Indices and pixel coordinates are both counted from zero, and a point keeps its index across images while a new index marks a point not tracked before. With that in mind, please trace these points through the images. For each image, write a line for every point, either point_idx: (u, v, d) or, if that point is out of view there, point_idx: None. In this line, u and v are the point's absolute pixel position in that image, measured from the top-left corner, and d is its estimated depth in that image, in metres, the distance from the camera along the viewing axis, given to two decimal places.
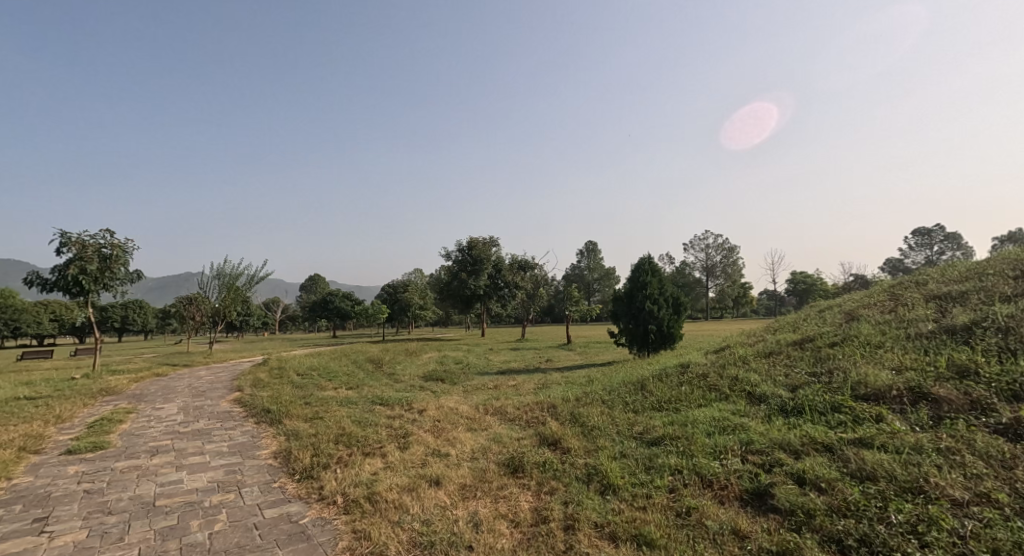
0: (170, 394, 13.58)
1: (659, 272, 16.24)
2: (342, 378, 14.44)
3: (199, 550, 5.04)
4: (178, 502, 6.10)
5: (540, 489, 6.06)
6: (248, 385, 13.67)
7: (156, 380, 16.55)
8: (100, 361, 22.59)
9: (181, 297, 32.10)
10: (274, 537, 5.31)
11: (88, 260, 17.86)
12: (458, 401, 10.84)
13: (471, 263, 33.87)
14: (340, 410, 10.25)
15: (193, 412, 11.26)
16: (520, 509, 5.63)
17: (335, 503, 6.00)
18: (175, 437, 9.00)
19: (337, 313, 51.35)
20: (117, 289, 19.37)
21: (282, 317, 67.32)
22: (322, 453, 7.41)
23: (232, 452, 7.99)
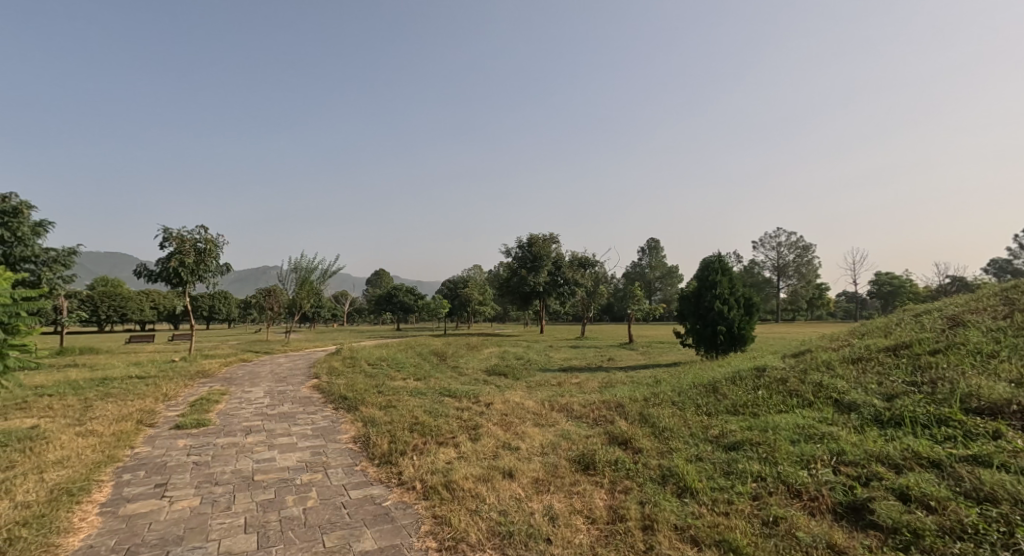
0: (255, 379, 14.55)
1: (730, 271, 15.57)
2: (410, 369, 14.92)
3: (295, 524, 5.37)
4: (274, 478, 6.53)
5: (614, 488, 6.01)
6: (325, 373, 14.41)
7: (242, 366, 17.70)
8: (189, 347, 24.44)
9: (263, 290, 34.19)
10: (361, 516, 5.57)
11: (185, 253, 19.42)
12: (523, 396, 10.93)
13: (532, 259, 33.90)
14: (411, 399, 10.60)
15: (278, 396, 12.02)
16: (596, 506, 5.61)
17: (414, 489, 6.21)
18: (265, 419, 9.65)
19: (402, 307, 52.78)
20: (209, 281, 20.92)
21: (349, 310, 70.28)
22: (398, 440, 7.69)
23: (316, 435, 8.45)
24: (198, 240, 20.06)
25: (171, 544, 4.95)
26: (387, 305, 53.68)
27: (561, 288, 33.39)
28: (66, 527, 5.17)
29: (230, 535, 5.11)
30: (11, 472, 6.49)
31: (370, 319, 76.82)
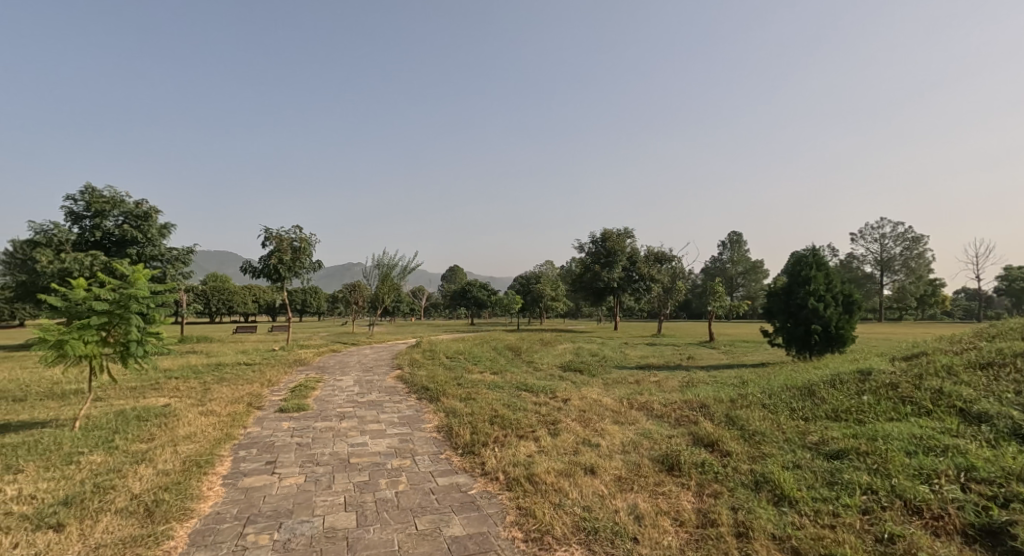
0: (345, 368, 15.44)
1: (825, 266, 14.59)
2: (486, 363, 15.24)
3: (389, 506, 5.65)
4: (367, 462, 6.91)
5: (702, 491, 5.86)
6: (407, 364, 15.04)
7: (331, 355, 18.78)
8: (284, 338, 26.25)
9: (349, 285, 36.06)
10: (449, 503, 5.77)
11: (283, 251, 20.88)
12: (601, 393, 10.85)
13: (605, 254, 33.35)
14: (489, 392, 10.83)
15: (366, 384, 12.68)
16: (683, 508, 5.49)
17: (498, 479, 6.34)
18: (356, 405, 10.22)
19: (475, 301, 53.65)
20: (303, 276, 22.33)
21: (427, 304, 72.74)
22: (480, 431, 7.87)
23: (402, 423, 8.84)
24: (294, 239, 21.48)
25: (283, 516, 5.38)
26: (461, 300, 54.81)
27: (635, 283, 32.64)
28: (198, 494, 5.77)
29: (332, 511, 5.48)
30: (149, 443, 7.32)
31: (445, 314, 78.66)
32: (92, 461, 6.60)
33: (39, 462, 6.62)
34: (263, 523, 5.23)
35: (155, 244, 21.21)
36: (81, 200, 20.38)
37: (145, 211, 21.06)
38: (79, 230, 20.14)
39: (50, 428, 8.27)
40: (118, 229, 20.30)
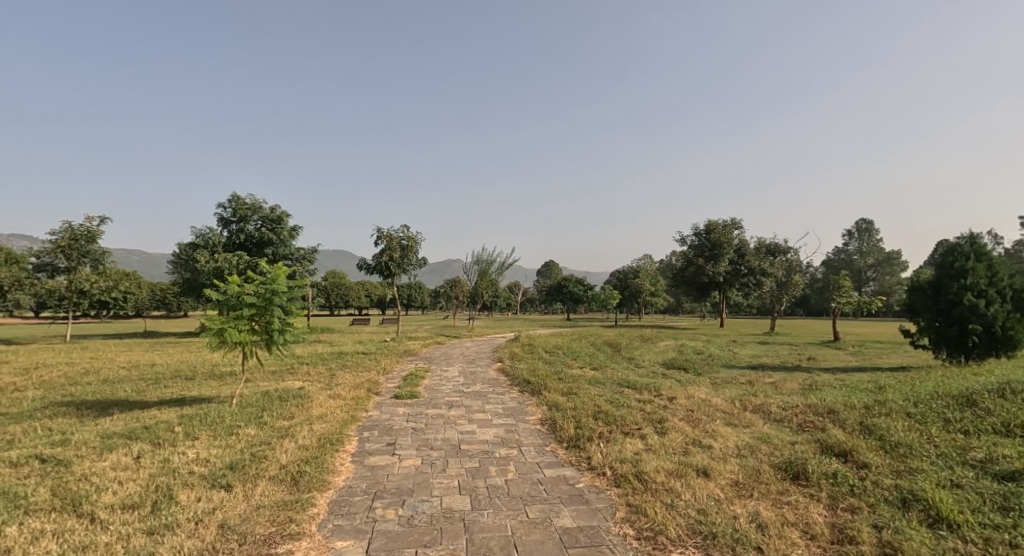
0: (450, 359, 16.06)
1: (988, 257, 12.81)
2: (586, 358, 15.17)
3: (500, 493, 5.80)
4: (476, 449, 7.14)
5: (835, 504, 5.43)
6: (507, 357, 15.34)
7: (437, 347, 19.55)
8: (392, 331, 27.69)
9: (449, 281, 37.31)
10: (557, 495, 5.82)
11: (392, 250, 22.02)
12: (710, 393, 10.39)
13: (710, 247, 31.88)
14: (591, 388, 10.75)
15: (469, 376, 13.11)
16: (813, 521, 5.12)
17: (605, 475, 6.28)
18: (462, 395, 10.60)
19: (572, 297, 53.23)
20: (411, 272, 23.45)
21: (524, 299, 73.72)
22: (584, 426, 7.84)
23: (507, 414, 9.02)
24: (402, 237, 22.57)
25: (405, 494, 5.71)
26: (558, 296, 54.73)
27: (744, 278, 30.73)
28: (332, 469, 6.30)
29: (448, 494, 5.74)
30: (290, 421, 8.09)
31: (542, 310, 78.96)
32: (247, 434, 7.43)
33: (207, 431, 7.59)
34: (389, 499, 5.60)
35: (286, 244, 23.38)
36: (229, 208, 22.99)
37: (279, 216, 23.30)
38: (227, 234, 22.75)
39: (212, 404, 9.40)
40: (257, 232, 22.61)
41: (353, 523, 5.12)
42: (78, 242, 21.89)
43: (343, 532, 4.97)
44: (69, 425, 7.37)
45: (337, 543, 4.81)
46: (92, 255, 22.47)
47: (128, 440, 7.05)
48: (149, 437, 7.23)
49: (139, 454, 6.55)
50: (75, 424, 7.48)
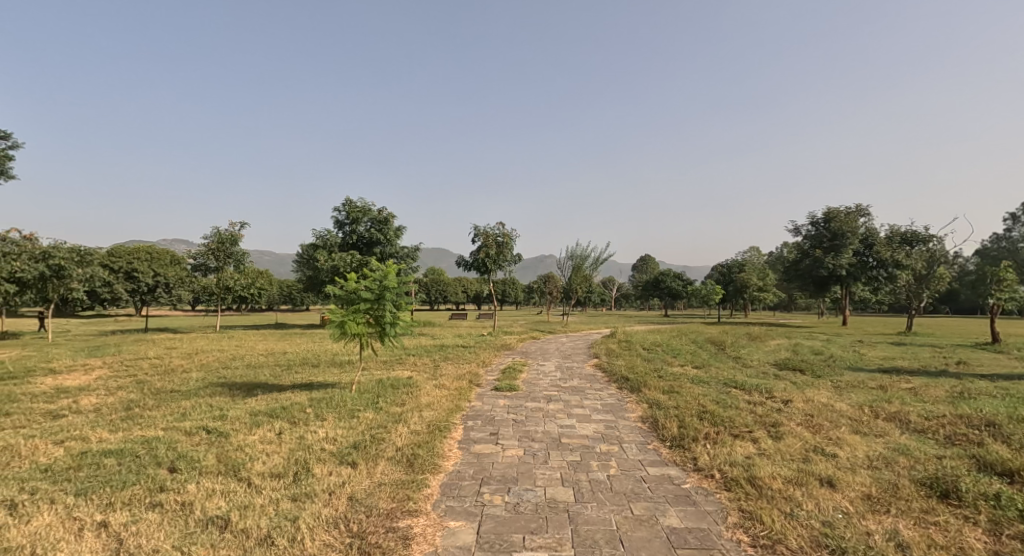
0: (547, 354, 16.32)
1: None
2: (687, 356, 14.81)
3: (603, 487, 5.94)
4: (576, 443, 7.30)
5: (997, 531, 5.02)
6: (604, 353, 15.34)
7: (534, 342, 19.86)
8: (488, 325, 28.45)
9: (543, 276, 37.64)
10: (662, 494, 5.84)
11: (489, 246, 22.68)
12: (831, 398, 9.80)
13: (829, 237, 29.81)
14: (695, 387, 10.53)
15: (566, 371, 13.29)
16: (968, 546, 4.79)
17: (713, 477, 6.19)
18: (561, 390, 10.81)
19: (670, 293, 51.62)
20: (506, 268, 23.99)
21: (619, 295, 72.65)
22: (688, 426, 7.74)
23: (606, 410, 9.10)
24: (498, 235, 23.16)
25: (510, 482, 6.02)
26: (656, 291, 53.24)
27: (872, 270, 28.22)
28: (442, 453, 6.77)
29: (552, 485, 5.96)
30: (402, 408, 8.73)
31: (640, 305, 77.36)
32: (366, 417, 8.14)
33: (333, 413, 8.38)
34: (496, 485, 5.93)
35: (393, 244, 24.85)
36: (343, 212, 24.84)
37: (386, 216, 24.75)
38: (343, 235, 24.61)
39: (335, 389, 10.33)
40: (368, 232, 24.25)
41: (464, 506, 5.50)
42: (223, 245, 24.60)
43: (455, 513, 5.36)
44: (224, 403, 8.46)
45: (450, 522, 5.19)
46: (235, 257, 25.19)
47: (269, 418, 7.97)
48: (287, 417, 8.12)
49: (279, 431, 7.39)
50: (228, 402, 8.57)
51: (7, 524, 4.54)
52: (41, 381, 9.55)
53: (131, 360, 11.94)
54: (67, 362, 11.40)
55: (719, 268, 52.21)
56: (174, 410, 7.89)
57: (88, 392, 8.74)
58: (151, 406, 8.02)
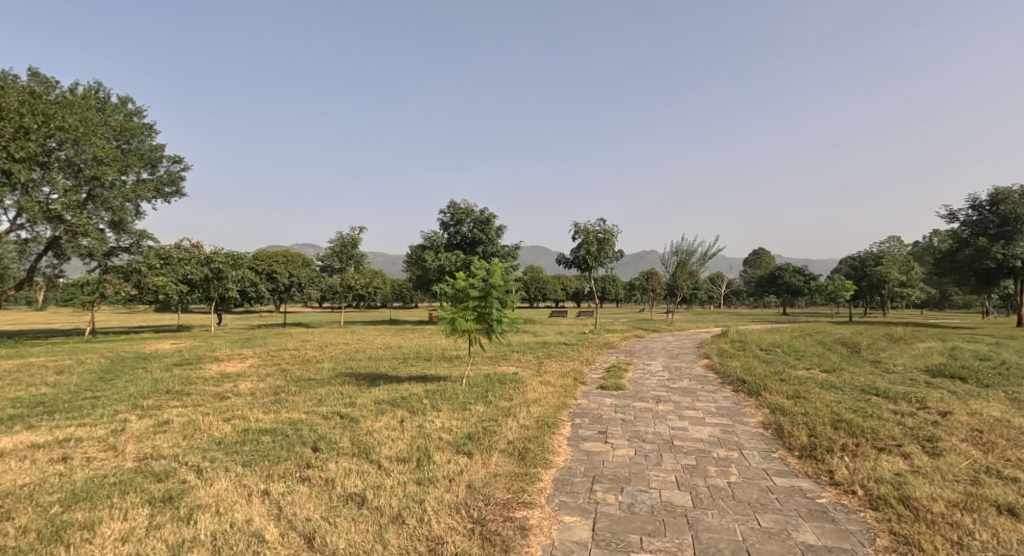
0: (654, 353, 15.95)
1: None
2: (813, 358, 13.80)
3: (724, 495, 5.74)
4: (691, 446, 7.10)
5: None
6: (717, 354, 14.70)
7: (638, 341, 19.51)
8: (591, 322, 28.25)
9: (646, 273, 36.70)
10: (794, 507, 5.54)
11: (590, 243, 22.57)
12: (1003, 412, 8.68)
13: (997, 223, 26.41)
14: (825, 393, 9.81)
15: (675, 371, 12.92)
16: None
17: (855, 493, 5.76)
18: (670, 390, 10.56)
19: (789, 289, 48.21)
20: (608, 264, 23.73)
21: (728, 291, 69.16)
22: (820, 435, 7.24)
23: (722, 413, 8.75)
24: (599, 231, 22.94)
25: (623, 482, 6.01)
26: (773, 287, 50.02)
27: None
28: (553, 449, 6.91)
29: (667, 488, 5.87)
30: (510, 402, 9.00)
31: (753, 302, 72.97)
32: (478, 410, 8.48)
33: (447, 405, 8.80)
34: (608, 484, 5.95)
35: (494, 244, 25.53)
36: (448, 214, 25.87)
37: (488, 217, 25.46)
38: (448, 236, 25.64)
39: (448, 382, 10.84)
40: (471, 233, 25.08)
41: (578, 502, 5.59)
42: (346, 248, 26.81)
43: (570, 509, 5.46)
44: (353, 391, 9.19)
45: (565, 517, 5.30)
46: (355, 259, 27.41)
47: (391, 407, 8.55)
48: (407, 406, 8.67)
49: (401, 420, 7.90)
50: (356, 391, 9.31)
51: (195, 485, 5.31)
52: (208, 367, 11.00)
53: (275, 351, 13.36)
54: (225, 352, 12.99)
55: (847, 261, 47.84)
56: (312, 396, 8.73)
57: (244, 377, 9.93)
58: (294, 392, 8.93)
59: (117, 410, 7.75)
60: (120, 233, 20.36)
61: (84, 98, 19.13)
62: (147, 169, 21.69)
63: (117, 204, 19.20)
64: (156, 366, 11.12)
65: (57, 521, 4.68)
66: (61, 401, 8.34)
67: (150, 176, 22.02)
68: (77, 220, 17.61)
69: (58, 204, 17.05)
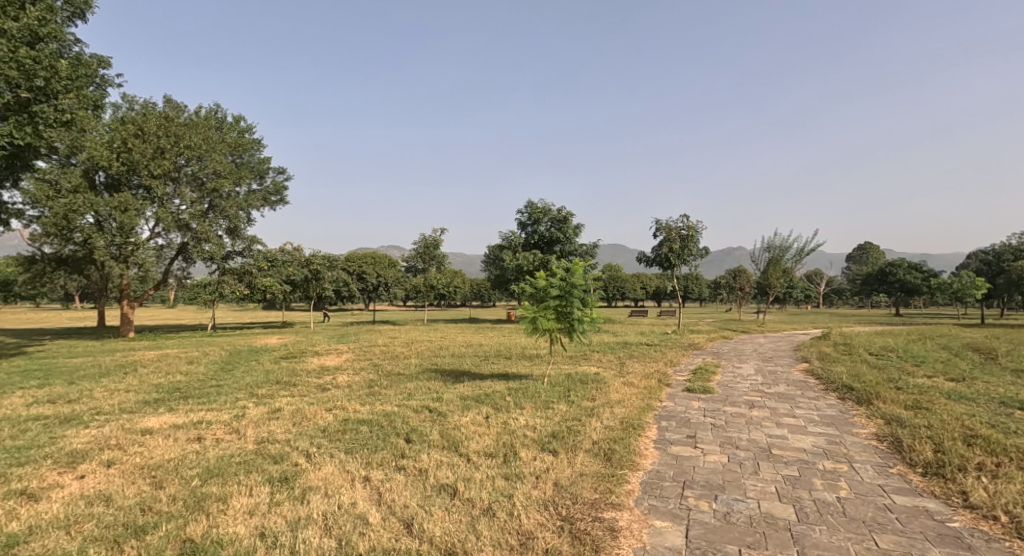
0: (744, 355, 15.24)
1: None
2: (935, 365, 12.58)
3: (832, 510, 5.39)
4: (793, 456, 6.72)
5: None
6: (818, 357, 13.80)
7: (726, 342, 18.76)
8: (675, 322, 27.40)
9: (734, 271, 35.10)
10: (919, 529, 5.11)
11: (672, 240, 21.90)
12: None
13: None
14: (951, 404, 8.93)
15: (770, 375, 12.28)
16: None
17: (994, 519, 5.21)
18: (764, 395, 10.04)
19: (901, 288, 44.36)
20: (692, 262, 22.94)
21: (827, 290, 64.81)
22: (948, 450, 6.60)
23: (827, 422, 8.20)
24: (682, 227, 22.20)
25: (717, 489, 5.80)
26: (883, 285, 46.21)
27: None
28: (639, 451, 6.79)
29: (767, 499, 5.60)
30: (593, 402, 8.93)
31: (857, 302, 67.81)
32: (561, 409, 8.49)
33: (530, 403, 8.87)
34: (700, 491, 5.77)
35: (572, 242, 25.39)
36: (526, 214, 26.05)
37: (565, 216, 25.37)
38: (525, 235, 25.82)
39: (529, 380, 10.94)
40: (548, 232, 25.13)
41: (668, 507, 5.46)
42: (429, 249, 27.65)
43: (660, 513, 5.35)
44: (439, 387, 9.48)
45: (656, 521, 5.20)
46: (437, 259, 28.20)
47: (476, 403, 8.74)
48: (491, 403, 8.83)
49: (487, 416, 8.05)
50: (443, 386, 9.60)
51: (305, 469, 5.70)
52: (310, 360, 11.78)
53: (367, 346, 14.05)
54: (324, 347, 13.84)
55: (974, 257, 43.21)
56: (403, 390, 9.10)
57: (342, 370, 10.53)
58: (386, 386, 9.35)
59: (237, 397, 8.48)
60: (234, 239, 21.99)
61: (207, 118, 20.98)
62: (257, 179, 23.42)
63: (233, 213, 20.91)
64: (266, 359, 12.06)
65: (197, 493, 5.19)
66: (192, 387, 9.24)
67: (258, 186, 23.77)
68: (201, 228, 19.36)
69: (186, 213, 18.94)
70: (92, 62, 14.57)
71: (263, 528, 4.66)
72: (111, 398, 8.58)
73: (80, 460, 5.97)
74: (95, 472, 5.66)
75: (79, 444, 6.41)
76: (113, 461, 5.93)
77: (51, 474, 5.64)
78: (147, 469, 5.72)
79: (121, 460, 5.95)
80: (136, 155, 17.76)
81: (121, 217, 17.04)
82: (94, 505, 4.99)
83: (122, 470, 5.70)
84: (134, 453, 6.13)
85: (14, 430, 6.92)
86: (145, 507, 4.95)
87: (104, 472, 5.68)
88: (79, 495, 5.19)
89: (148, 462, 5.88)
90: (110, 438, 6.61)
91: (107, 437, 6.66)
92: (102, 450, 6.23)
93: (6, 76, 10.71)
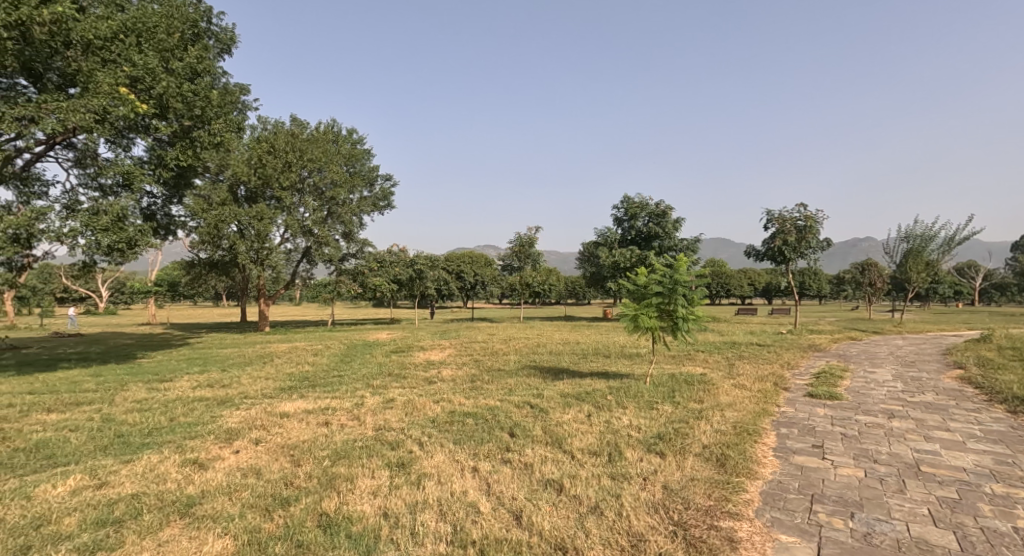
0: (876, 359, 13.75)
1: None
2: None
3: (1007, 542, 4.63)
4: (948, 476, 5.89)
5: None
6: (976, 364, 12.07)
7: (852, 343, 17.08)
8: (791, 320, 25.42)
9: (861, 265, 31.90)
10: None
11: (787, 232, 20.32)
12: None
13: None
14: None
15: (913, 382, 10.93)
16: None
17: None
18: (905, 404, 8.95)
19: None
20: (809, 256, 21.16)
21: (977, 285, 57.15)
22: None
23: (994, 440, 7.11)
24: (798, 218, 20.54)
25: (854, 506, 5.21)
26: None
27: None
28: (757, 459, 6.29)
29: (917, 521, 4.94)
30: (701, 405, 8.43)
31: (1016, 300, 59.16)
32: (665, 410, 8.09)
33: (633, 403, 8.54)
34: (833, 506, 5.21)
35: (671, 237, 24.31)
36: (622, 209, 25.41)
37: (663, 210, 24.42)
38: (622, 231, 25.19)
39: (630, 379, 10.58)
40: (646, 227, 24.36)
41: (795, 521, 4.97)
42: (525, 247, 27.73)
43: (785, 527, 4.88)
44: (539, 383, 9.40)
45: (781, 536, 4.74)
46: (533, 256, 28.26)
47: (578, 401, 8.55)
48: (592, 401, 8.60)
49: (589, 414, 7.84)
50: (543, 383, 9.50)
51: (417, 457, 5.82)
52: (416, 354, 12.18)
53: (469, 342, 14.32)
54: (428, 342, 14.27)
55: None
56: (504, 386, 9.11)
57: (446, 365, 10.79)
58: (488, 381, 9.42)
59: (356, 387, 8.92)
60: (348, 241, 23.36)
61: (325, 133, 22.39)
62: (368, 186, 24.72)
63: (348, 218, 22.20)
64: (378, 352, 12.64)
65: (328, 472, 5.47)
66: (318, 377, 9.87)
67: (369, 193, 25.06)
68: (322, 232, 20.85)
69: (309, 220, 20.48)
70: (234, 89, 16.02)
71: (386, 509, 4.79)
72: (255, 384, 9.37)
73: (236, 436, 6.53)
74: (248, 448, 6.16)
75: (234, 422, 7.02)
76: (260, 439, 6.42)
77: (215, 447, 6.21)
78: (287, 448, 6.12)
79: (267, 439, 6.42)
80: (269, 170, 19.49)
81: (257, 224, 18.69)
82: (249, 477, 5.41)
83: (269, 448, 6.15)
84: (277, 433, 6.59)
85: (184, 408, 7.74)
86: (287, 482, 5.29)
87: (255, 448, 6.15)
88: (237, 466, 5.66)
89: (287, 442, 6.30)
90: (257, 419, 7.18)
91: (256, 417, 7.24)
92: (252, 429, 6.78)
93: (174, 109, 12.05)
